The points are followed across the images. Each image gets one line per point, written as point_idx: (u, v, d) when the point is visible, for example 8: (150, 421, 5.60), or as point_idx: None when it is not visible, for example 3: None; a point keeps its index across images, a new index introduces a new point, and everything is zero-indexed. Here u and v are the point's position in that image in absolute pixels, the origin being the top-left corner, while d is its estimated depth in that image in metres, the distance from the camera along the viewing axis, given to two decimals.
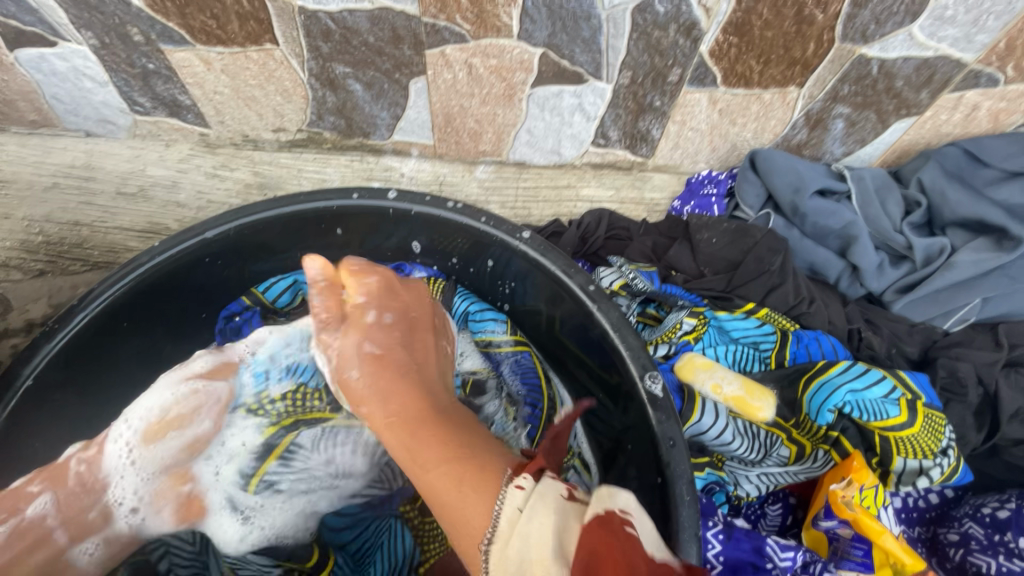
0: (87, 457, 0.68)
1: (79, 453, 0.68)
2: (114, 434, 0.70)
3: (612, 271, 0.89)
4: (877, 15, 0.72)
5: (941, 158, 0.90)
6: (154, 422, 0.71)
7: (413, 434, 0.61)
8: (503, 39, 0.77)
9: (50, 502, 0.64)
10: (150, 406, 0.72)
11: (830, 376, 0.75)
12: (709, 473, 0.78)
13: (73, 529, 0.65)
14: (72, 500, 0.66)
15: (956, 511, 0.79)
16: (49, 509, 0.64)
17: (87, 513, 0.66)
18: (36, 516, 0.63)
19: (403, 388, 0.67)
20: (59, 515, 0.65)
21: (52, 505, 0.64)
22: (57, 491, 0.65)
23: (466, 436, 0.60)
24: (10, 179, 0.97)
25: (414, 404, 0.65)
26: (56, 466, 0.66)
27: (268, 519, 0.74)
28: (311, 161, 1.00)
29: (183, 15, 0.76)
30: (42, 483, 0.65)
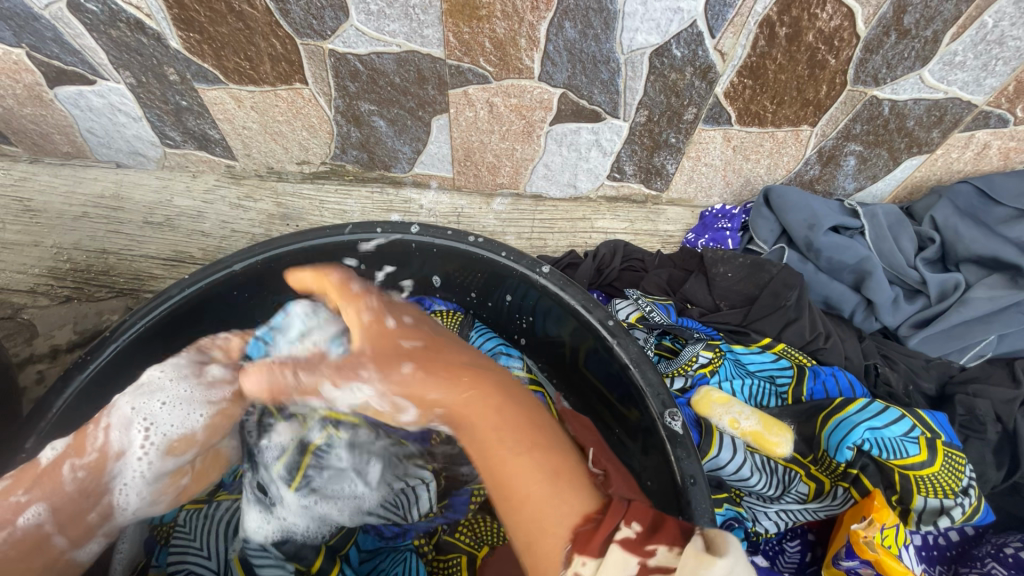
0: (82, 463, 0.60)
1: (71, 459, 0.60)
2: (117, 438, 0.62)
3: (628, 303, 0.91)
4: (889, 60, 0.74)
5: (953, 196, 0.92)
6: (179, 430, 0.64)
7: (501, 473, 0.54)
8: (525, 80, 0.80)
9: (44, 512, 0.58)
10: (176, 418, 0.64)
11: (848, 414, 0.75)
12: (728, 509, 0.76)
13: (74, 531, 0.60)
14: (69, 508, 0.59)
15: (978, 551, 0.78)
16: (44, 517, 0.58)
17: (85, 513, 0.60)
18: (29, 526, 0.57)
19: (457, 400, 0.57)
20: (57, 520, 0.58)
21: (46, 515, 0.58)
22: (51, 499, 0.58)
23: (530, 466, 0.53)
24: (41, 208, 1.00)
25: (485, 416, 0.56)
26: (46, 473, 0.59)
27: (287, 516, 0.71)
28: (332, 192, 1.03)
29: (218, 56, 0.80)
30: (29, 491, 0.58)
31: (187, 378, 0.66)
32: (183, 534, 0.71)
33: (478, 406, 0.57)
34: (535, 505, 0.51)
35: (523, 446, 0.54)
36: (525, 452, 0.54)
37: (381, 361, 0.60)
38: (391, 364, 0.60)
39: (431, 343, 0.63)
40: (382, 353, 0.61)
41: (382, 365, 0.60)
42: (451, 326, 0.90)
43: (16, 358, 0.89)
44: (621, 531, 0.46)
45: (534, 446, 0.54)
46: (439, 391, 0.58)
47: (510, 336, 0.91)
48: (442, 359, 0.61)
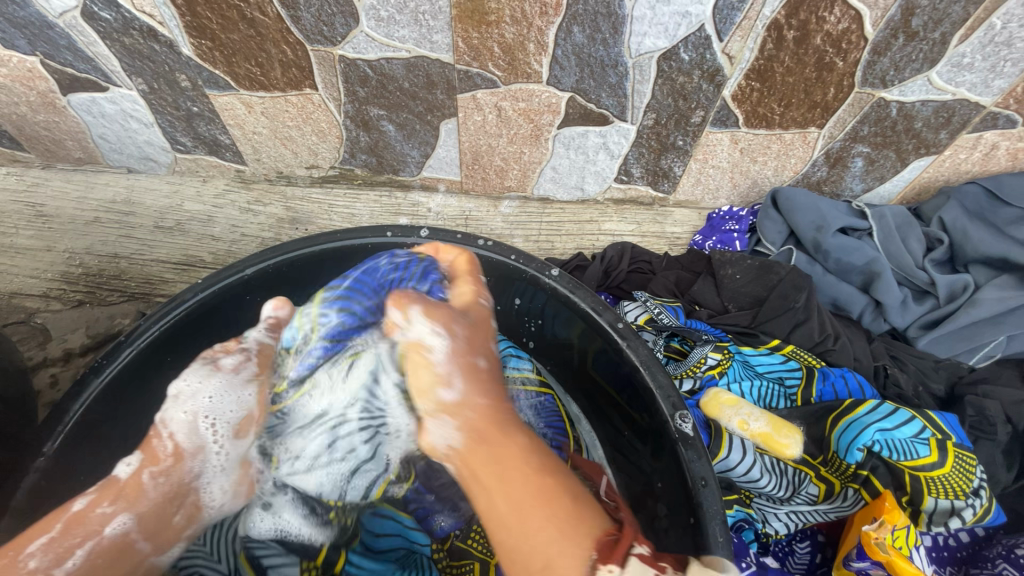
0: (159, 469, 0.63)
1: (148, 467, 0.63)
2: (185, 438, 0.65)
3: (637, 305, 0.91)
4: (896, 61, 0.74)
5: (961, 197, 0.92)
6: (238, 415, 0.69)
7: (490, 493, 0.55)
8: (533, 84, 0.80)
9: (129, 520, 0.59)
10: (230, 404, 0.69)
11: (858, 415, 0.75)
12: (738, 510, 0.80)
13: (158, 539, 0.61)
14: (153, 513, 0.61)
15: (989, 552, 0.78)
16: (130, 526, 0.59)
17: (167, 517, 0.62)
18: (117, 534, 0.58)
19: (496, 410, 0.60)
20: (142, 528, 0.60)
21: (131, 523, 0.59)
22: (136, 509, 0.60)
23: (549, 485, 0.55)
24: (53, 213, 1.01)
25: (509, 440, 0.57)
26: (127, 484, 0.61)
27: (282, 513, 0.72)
28: (341, 196, 1.04)
29: (230, 63, 0.81)
30: (115, 503, 0.60)
31: (216, 373, 0.70)
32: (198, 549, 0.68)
33: (505, 419, 0.60)
34: (544, 528, 0.51)
35: (537, 498, 0.53)
36: (537, 475, 0.55)
37: (467, 352, 0.64)
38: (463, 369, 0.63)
39: (496, 367, 0.66)
40: (473, 350, 0.64)
41: (470, 351, 0.64)
42: None
43: (31, 361, 0.88)
44: (635, 547, 0.51)
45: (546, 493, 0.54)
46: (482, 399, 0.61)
47: (519, 339, 0.91)
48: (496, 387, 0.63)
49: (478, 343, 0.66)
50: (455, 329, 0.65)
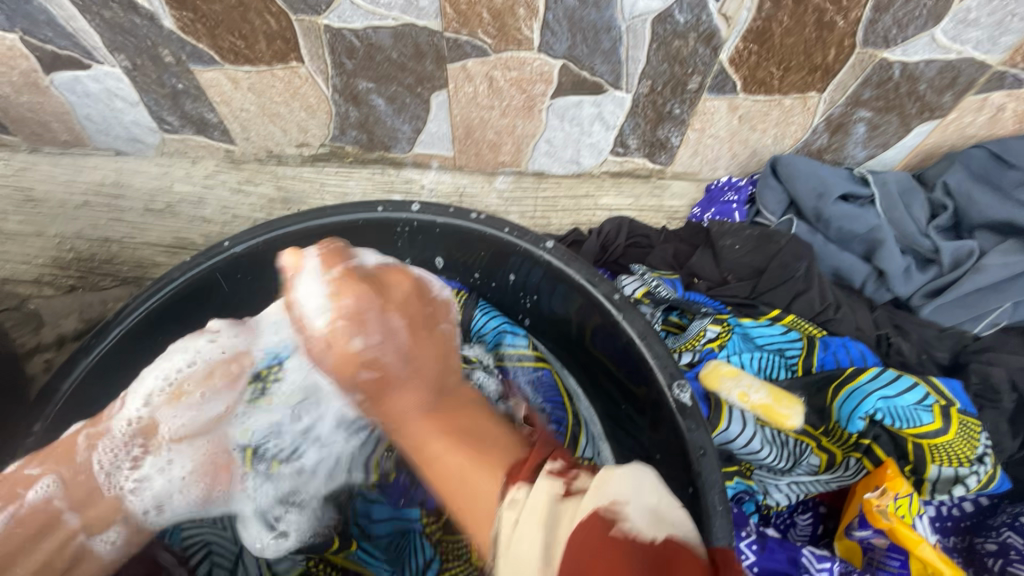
0: (97, 432, 0.65)
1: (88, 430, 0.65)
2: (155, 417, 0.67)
3: (634, 279, 0.89)
4: (899, 19, 0.72)
5: (966, 161, 0.90)
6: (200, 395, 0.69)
7: (411, 432, 0.57)
8: (524, 52, 0.78)
9: (54, 486, 0.62)
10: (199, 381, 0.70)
11: (861, 383, 0.74)
12: (738, 482, 0.78)
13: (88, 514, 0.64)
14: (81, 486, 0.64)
15: (993, 520, 0.77)
16: (53, 493, 0.62)
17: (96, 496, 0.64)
18: (39, 501, 0.62)
19: (404, 372, 0.60)
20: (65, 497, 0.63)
21: (55, 488, 0.62)
22: (60, 472, 0.63)
23: (464, 415, 0.57)
24: (43, 198, 1.00)
25: (409, 393, 0.59)
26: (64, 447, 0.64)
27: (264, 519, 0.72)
28: (332, 175, 1.02)
29: (213, 36, 0.79)
30: (42, 465, 0.62)
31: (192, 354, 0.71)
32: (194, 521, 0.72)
33: (403, 386, 0.59)
34: (458, 472, 0.51)
35: (452, 446, 0.53)
36: (446, 420, 0.57)
37: (363, 324, 0.61)
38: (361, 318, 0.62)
39: (418, 315, 0.64)
40: (376, 316, 0.62)
41: (355, 324, 0.61)
42: (454, 305, 0.89)
43: (23, 348, 0.87)
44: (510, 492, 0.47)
45: (452, 418, 0.57)
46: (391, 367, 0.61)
47: (514, 316, 0.90)
48: (427, 338, 0.63)
49: (386, 301, 0.63)
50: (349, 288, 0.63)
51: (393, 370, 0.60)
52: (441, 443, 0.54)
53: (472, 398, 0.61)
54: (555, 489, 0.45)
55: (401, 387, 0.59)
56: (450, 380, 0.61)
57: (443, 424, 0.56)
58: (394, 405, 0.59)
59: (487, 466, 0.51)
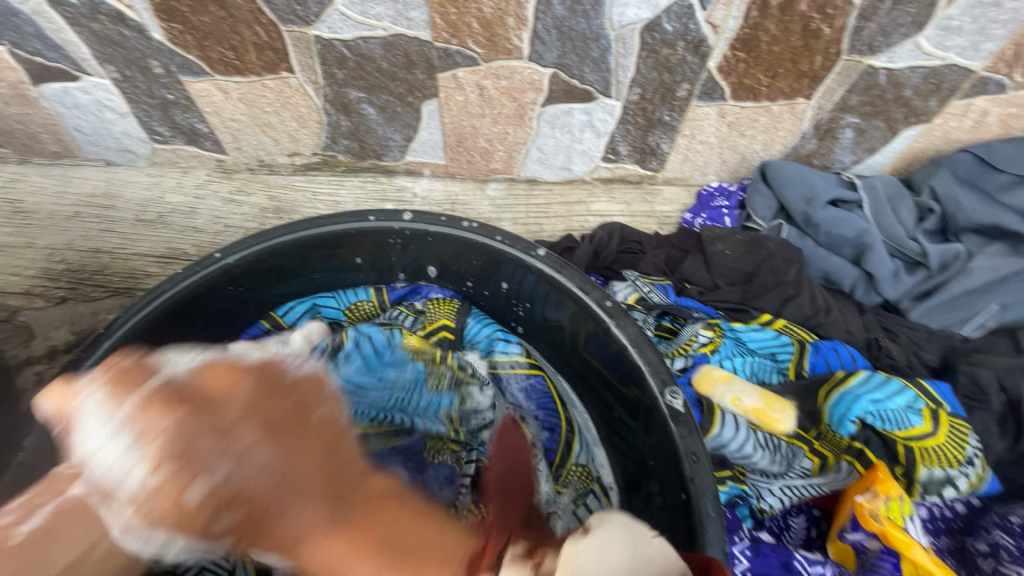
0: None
1: None
2: None
3: (626, 285, 0.90)
4: (883, 27, 0.72)
5: (953, 165, 0.91)
6: None
7: (319, 557, 0.39)
8: (514, 61, 0.79)
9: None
10: None
11: (850, 387, 0.75)
12: (732, 487, 0.78)
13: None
14: None
15: (985, 521, 0.78)
16: None
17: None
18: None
19: (283, 496, 0.39)
20: None
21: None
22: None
23: (386, 519, 0.40)
24: (32, 209, 0.99)
25: (297, 513, 0.39)
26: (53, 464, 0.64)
27: None
28: (324, 183, 1.02)
29: (203, 47, 0.79)
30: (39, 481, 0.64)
31: None
32: None
33: (285, 507, 0.39)
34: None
35: (386, 575, 0.37)
36: (371, 555, 0.38)
37: (188, 455, 0.38)
38: (184, 442, 0.38)
39: (280, 410, 0.43)
40: (220, 424, 0.40)
41: (190, 457, 0.38)
42: (448, 314, 0.90)
43: (15, 360, 0.89)
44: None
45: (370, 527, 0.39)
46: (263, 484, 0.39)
47: (507, 324, 0.90)
48: (295, 435, 0.42)
49: (222, 413, 0.41)
50: (147, 419, 0.39)
51: (266, 497, 0.39)
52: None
53: (387, 492, 0.42)
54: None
55: (286, 508, 0.39)
56: (344, 476, 0.41)
57: (355, 538, 0.39)
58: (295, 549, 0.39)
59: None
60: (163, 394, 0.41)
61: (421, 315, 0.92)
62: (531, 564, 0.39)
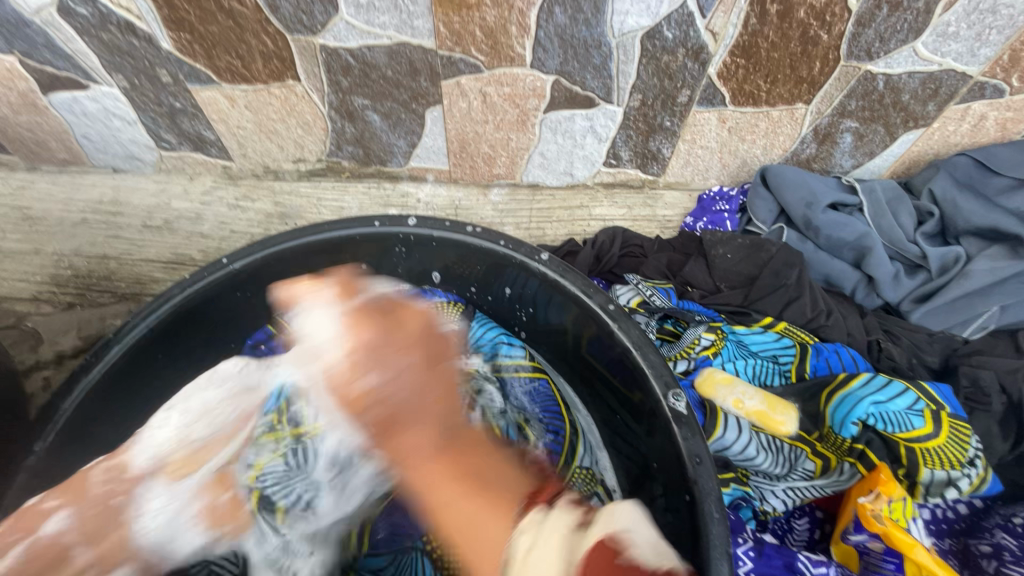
0: (112, 463, 0.60)
1: (104, 462, 0.61)
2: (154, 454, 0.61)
3: (628, 288, 0.91)
4: (881, 33, 0.73)
5: (951, 169, 0.92)
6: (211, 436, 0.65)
7: (419, 468, 0.57)
8: (517, 68, 0.80)
9: (70, 519, 0.56)
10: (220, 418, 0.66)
11: (852, 389, 0.75)
12: (735, 489, 0.79)
13: (97, 543, 0.55)
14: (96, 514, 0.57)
15: (987, 522, 0.78)
16: (68, 525, 0.56)
17: (110, 524, 0.56)
18: (53, 534, 0.55)
19: (413, 408, 0.60)
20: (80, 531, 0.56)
21: (70, 520, 0.56)
22: (76, 506, 0.57)
23: (472, 458, 0.57)
24: (40, 216, 1.00)
25: (417, 432, 0.58)
26: (77, 478, 0.59)
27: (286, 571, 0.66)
28: (329, 189, 1.03)
29: (210, 56, 0.80)
30: (60, 498, 0.57)
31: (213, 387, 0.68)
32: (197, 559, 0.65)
33: (414, 423, 0.59)
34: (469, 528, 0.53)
35: (459, 491, 0.54)
36: (459, 476, 0.55)
37: (376, 361, 0.61)
38: (375, 350, 0.62)
39: (429, 352, 0.64)
40: (387, 350, 0.62)
41: (372, 359, 0.61)
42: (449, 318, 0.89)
43: (23, 365, 0.89)
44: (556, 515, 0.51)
45: (463, 458, 0.57)
46: (405, 396, 0.60)
47: (510, 328, 0.91)
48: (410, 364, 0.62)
49: (401, 337, 0.63)
50: (357, 329, 0.63)
51: (411, 410, 0.59)
52: (453, 488, 0.55)
53: (476, 441, 0.60)
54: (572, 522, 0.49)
55: (418, 422, 0.59)
56: (454, 421, 0.61)
57: (449, 460, 0.57)
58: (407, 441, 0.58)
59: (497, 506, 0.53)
60: (372, 319, 0.64)
61: None
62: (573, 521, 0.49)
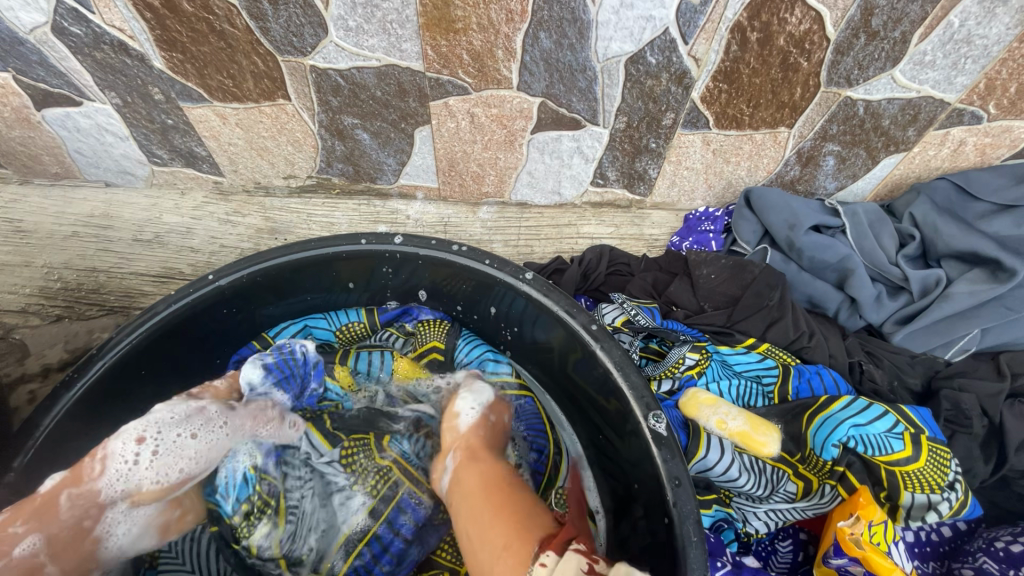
0: (79, 492, 0.63)
1: (68, 487, 0.63)
2: (110, 474, 0.64)
3: (614, 307, 0.92)
4: (859, 61, 0.75)
5: (931, 193, 0.94)
6: (179, 470, 0.66)
7: (473, 494, 0.67)
8: (504, 90, 0.81)
9: (39, 541, 0.60)
10: (188, 450, 0.67)
11: (833, 411, 0.76)
12: (717, 510, 0.79)
13: (67, 560, 0.62)
14: (64, 534, 0.62)
15: (970, 546, 0.78)
16: (38, 547, 0.60)
17: (80, 543, 0.63)
18: (25, 555, 0.59)
19: (489, 455, 0.72)
20: (51, 550, 0.61)
21: (40, 544, 0.60)
22: (47, 530, 0.61)
23: (508, 504, 0.64)
24: (31, 229, 1.01)
25: (483, 470, 0.70)
26: (42, 500, 0.62)
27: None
28: (319, 206, 1.04)
29: (202, 75, 0.81)
30: (26, 523, 0.60)
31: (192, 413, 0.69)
32: (173, 558, 0.74)
33: (483, 462, 0.71)
34: (502, 542, 0.59)
35: (494, 510, 0.64)
36: (498, 511, 0.63)
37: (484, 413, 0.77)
38: (488, 404, 0.79)
39: (504, 423, 0.79)
40: (494, 417, 0.78)
41: (485, 411, 0.78)
42: (438, 334, 0.90)
43: (8, 378, 0.89)
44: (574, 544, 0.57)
45: (501, 499, 0.65)
46: (479, 447, 0.73)
47: (496, 345, 0.91)
48: (500, 435, 0.77)
49: (499, 408, 0.80)
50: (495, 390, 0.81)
51: (481, 452, 0.73)
52: (493, 518, 0.63)
53: (522, 498, 0.66)
54: (582, 564, 0.54)
55: (487, 462, 0.71)
56: (514, 479, 0.69)
57: (498, 504, 0.64)
58: (471, 478, 0.69)
59: (516, 549, 0.58)
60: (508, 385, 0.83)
61: (412, 337, 0.92)
62: (585, 564, 0.54)
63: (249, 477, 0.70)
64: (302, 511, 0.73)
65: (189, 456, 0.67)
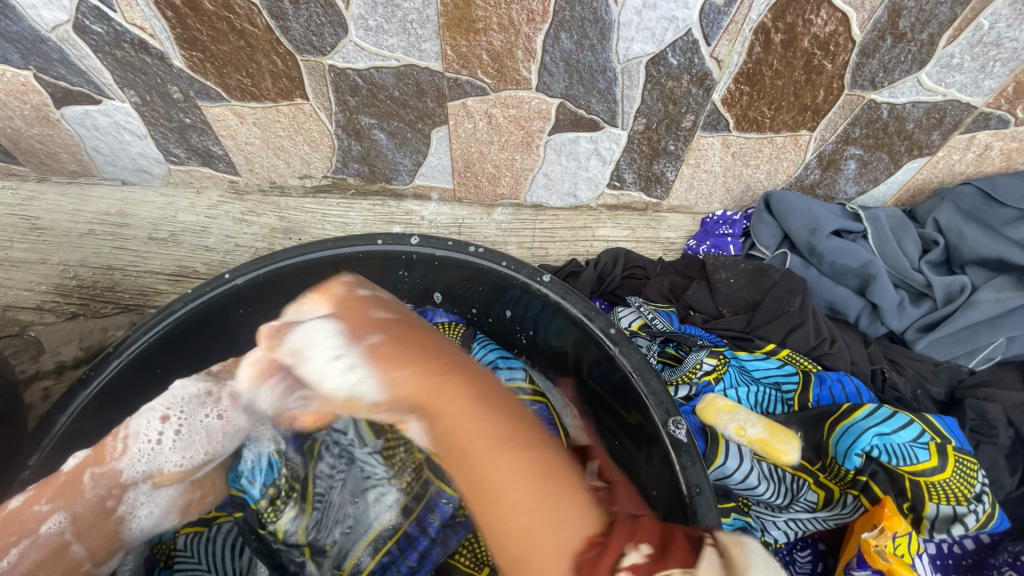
0: (102, 472, 0.61)
1: (91, 467, 0.60)
2: (135, 453, 0.62)
3: (630, 311, 0.91)
4: (885, 64, 0.74)
5: (956, 198, 0.92)
6: (206, 451, 0.64)
7: (474, 458, 0.48)
8: (522, 91, 0.81)
9: (66, 520, 0.58)
10: (215, 433, 0.64)
11: (855, 421, 0.73)
12: (737, 519, 0.76)
13: (92, 540, 0.60)
14: (88, 515, 0.60)
15: (995, 559, 0.76)
16: (65, 526, 0.58)
17: (103, 524, 0.61)
18: (52, 534, 0.58)
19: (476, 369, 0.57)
20: (77, 529, 0.59)
21: (67, 523, 0.58)
22: (72, 508, 0.59)
23: (525, 467, 0.46)
24: (48, 226, 1.01)
25: (470, 408, 0.51)
26: (65, 480, 0.59)
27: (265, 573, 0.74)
28: (334, 206, 1.04)
29: (221, 74, 0.81)
30: (52, 501, 0.58)
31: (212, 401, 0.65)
32: (188, 558, 0.73)
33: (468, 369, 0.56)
34: (525, 522, 0.44)
35: (515, 481, 0.46)
36: (514, 478, 0.46)
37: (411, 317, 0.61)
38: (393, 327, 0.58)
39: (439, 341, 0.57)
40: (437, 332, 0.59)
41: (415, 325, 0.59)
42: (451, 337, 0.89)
43: (23, 374, 0.89)
44: (628, 556, 0.40)
45: (521, 458, 0.47)
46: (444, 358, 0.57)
47: (510, 349, 0.91)
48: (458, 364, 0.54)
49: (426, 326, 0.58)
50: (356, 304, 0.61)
51: (456, 388, 0.52)
52: (515, 490, 0.46)
53: (542, 466, 0.47)
54: None
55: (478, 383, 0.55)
56: (524, 417, 0.52)
57: (516, 474, 0.46)
58: (457, 429, 0.50)
59: (550, 537, 0.43)
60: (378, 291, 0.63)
61: None
62: None
63: (274, 462, 0.68)
64: (328, 501, 0.72)
65: (220, 439, 0.64)
